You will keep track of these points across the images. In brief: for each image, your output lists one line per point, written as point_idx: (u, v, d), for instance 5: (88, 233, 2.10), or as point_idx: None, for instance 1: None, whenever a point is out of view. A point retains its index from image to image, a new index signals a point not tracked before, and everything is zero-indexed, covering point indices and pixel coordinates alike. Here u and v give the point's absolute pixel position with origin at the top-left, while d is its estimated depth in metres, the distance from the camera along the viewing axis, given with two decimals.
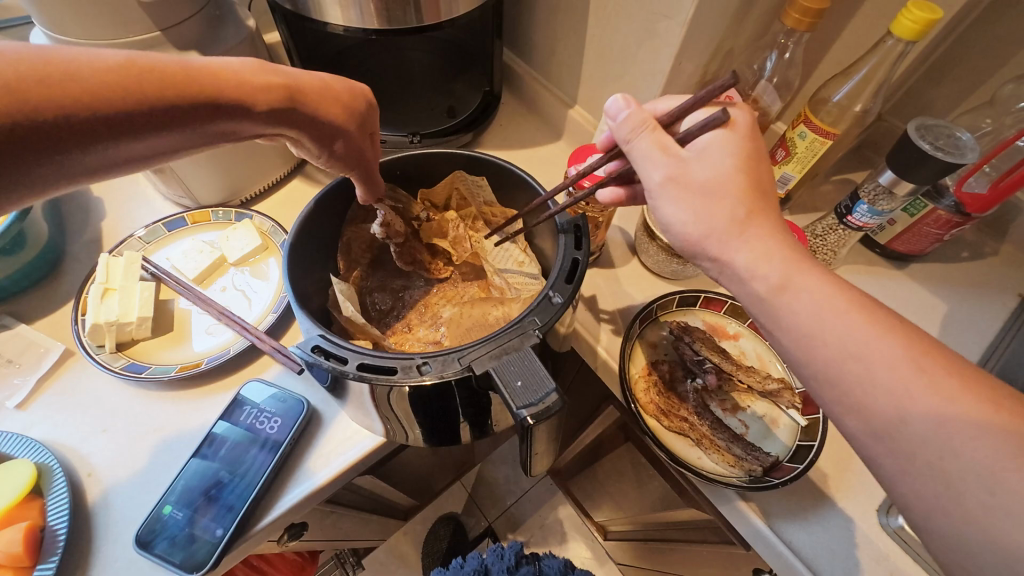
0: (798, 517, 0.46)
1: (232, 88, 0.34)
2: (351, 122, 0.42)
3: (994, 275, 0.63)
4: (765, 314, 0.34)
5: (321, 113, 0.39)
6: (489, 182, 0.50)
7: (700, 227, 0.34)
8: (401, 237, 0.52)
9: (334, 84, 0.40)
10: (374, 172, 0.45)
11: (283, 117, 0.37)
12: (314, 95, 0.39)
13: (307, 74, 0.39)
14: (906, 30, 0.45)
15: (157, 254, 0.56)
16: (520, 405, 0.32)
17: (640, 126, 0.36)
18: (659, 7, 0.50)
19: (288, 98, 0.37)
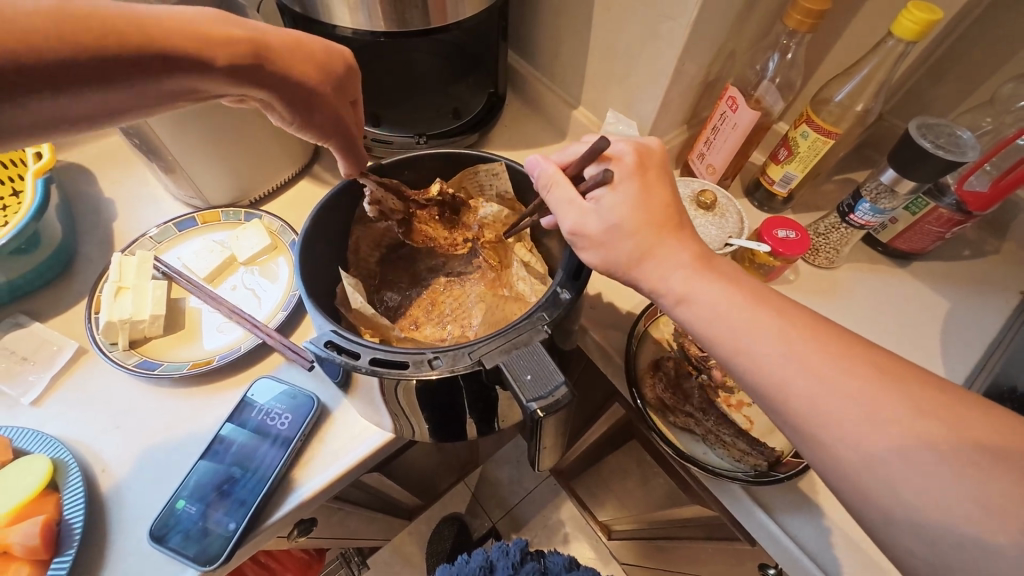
0: (805, 513, 0.46)
1: (191, 42, 0.34)
2: (324, 84, 0.42)
3: (996, 274, 0.64)
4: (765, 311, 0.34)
5: (290, 73, 0.39)
6: (503, 171, 0.50)
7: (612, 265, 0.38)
8: (399, 214, 0.52)
9: (304, 42, 0.41)
10: (355, 142, 0.46)
11: (251, 78, 0.37)
12: (282, 54, 0.39)
13: (275, 31, 0.39)
14: (907, 31, 0.45)
15: (168, 254, 0.56)
16: (531, 398, 0.33)
17: (546, 183, 0.40)
18: (662, 8, 0.51)
19: (255, 58, 0.37)
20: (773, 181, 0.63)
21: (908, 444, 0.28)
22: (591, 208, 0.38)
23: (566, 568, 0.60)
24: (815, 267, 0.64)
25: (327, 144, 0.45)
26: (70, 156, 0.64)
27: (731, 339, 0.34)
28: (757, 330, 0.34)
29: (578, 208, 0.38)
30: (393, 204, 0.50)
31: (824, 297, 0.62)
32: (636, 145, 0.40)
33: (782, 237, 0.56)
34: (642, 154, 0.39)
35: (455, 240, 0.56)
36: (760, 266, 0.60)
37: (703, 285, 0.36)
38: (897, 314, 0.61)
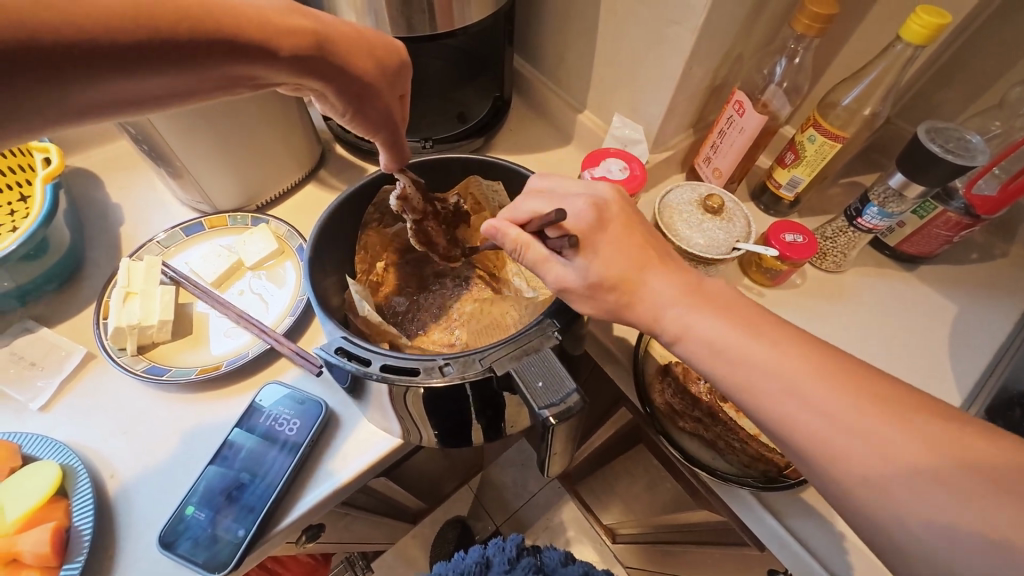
0: (814, 518, 0.46)
1: (256, 29, 0.33)
2: (378, 76, 0.42)
3: (1004, 278, 0.64)
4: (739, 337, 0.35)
5: (349, 66, 0.39)
6: (504, 186, 0.51)
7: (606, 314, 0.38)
8: (419, 214, 0.50)
9: (365, 33, 0.40)
10: (400, 136, 0.46)
11: (311, 69, 0.37)
12: (343, 46, 0.39)
13: (337, 22, 0.39)
14: (915, 35, 0.45)
15: (176, 258, 0.56)
16: (542, 405, 0.33)
17: (515, 246, 0.39)
18: (670, 13, 0.51)
19: (316, 49, 0.37)
20: (780, 185, 0.63)
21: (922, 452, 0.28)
22: (566, 268, 0.38)
23: (562, 563, 0.61)
24: (822, 271, 0.64)
25: (373, 138, 0.45)
26: (78, 161, 0.64)
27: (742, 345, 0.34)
28: None
29: (554, 267, 0.38)
30: (417, 203, 0.49)
31: (832, 301, 0.62)
32: (589, 197, 0.39)
33: (789, 241, 0.56)
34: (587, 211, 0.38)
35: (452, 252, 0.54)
36: (767, 271, 0.60)
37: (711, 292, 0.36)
38: (906, 319, 0.61)
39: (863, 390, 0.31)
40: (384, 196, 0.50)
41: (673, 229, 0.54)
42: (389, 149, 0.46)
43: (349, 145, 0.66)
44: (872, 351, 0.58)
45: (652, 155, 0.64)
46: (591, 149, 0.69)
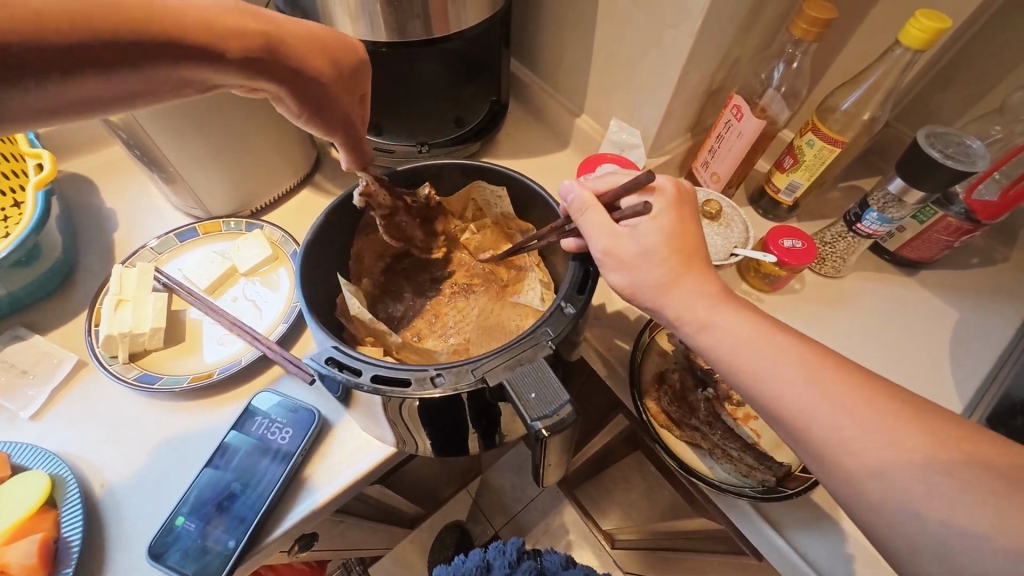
0: (813, 528, 0.46)
1: (201, 30, 0.33)
2: (337, 80, 0.41)
3: (1006, 283, 0.63)
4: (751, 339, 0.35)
5: (307, 69, 0.39)
6: (508, 194, 0.50)
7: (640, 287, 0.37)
8: (387, 211, 0.48)
9: (317, 33, 0.40)
10: (362, 139, 0.46)
11: (266, 72, 0.37)
12: (295, 46, 0.38)
13: (289, 22, 0.38)
14: (914, 39, 0.45)
15: (169, 264, 0.56)
16: (535, 417, 0.32)
17: (582, 205, 0.39)
18: (666, 17, 0.50)
19: (270, 52, 0.37)
20: (778, 190, 0.62)
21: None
22: (629, 232, 0.37)
23: (563, 566, 0.59)
24: (821, 276, 0.63)
25: (333, 140, 0.45)
26: (72, 166, 0.64)
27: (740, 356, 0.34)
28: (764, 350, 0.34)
29: (615, 231, 0.38)
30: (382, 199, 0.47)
31: (830, 307, 0.61)
32: (674, 181, 0.41)
33: (788, 247, 0.55)
34: (679, 189, 0.40)
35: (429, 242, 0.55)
36: (765, 277, 0.59)
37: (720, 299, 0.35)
38: (906, 324, 0.60)
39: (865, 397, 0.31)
40: None
41: None
42: (352, 154, 0.46)
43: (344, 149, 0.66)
44: (872, 357, 0.57)
45: (650, 160, 0.64)
46: (588, 153, 0.69)
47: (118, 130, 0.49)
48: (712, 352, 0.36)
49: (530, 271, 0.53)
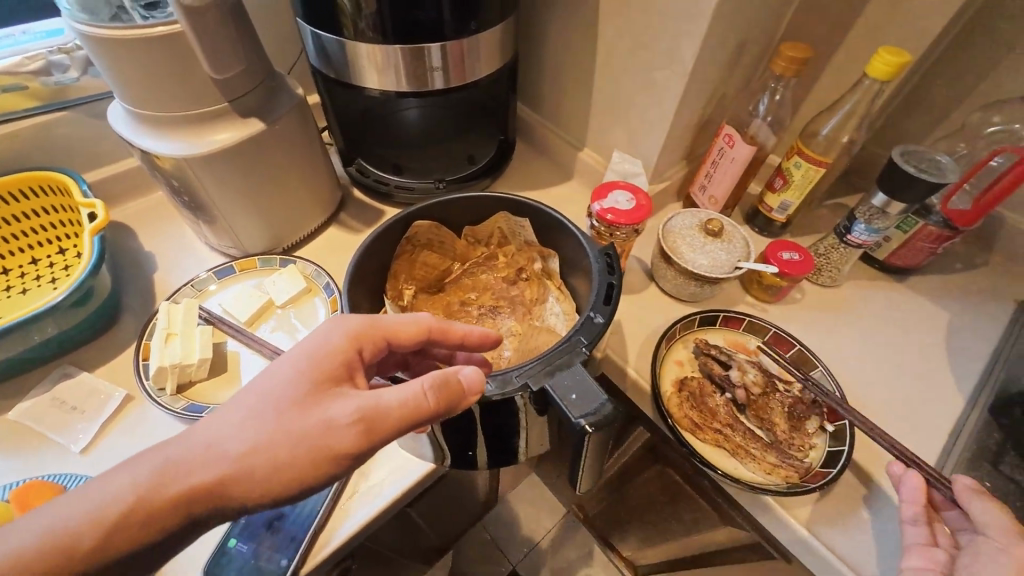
0: (837, 523, 0.47)
1: (262, 472, 0.34)
2: (307, 451, 0.34)
3: (989, 283, 0.68)
4: (183, 446, 0.34)
5: (246, 487, 0.33)
6: (531, 223, 0.56)
7: (240, 431, 0.34)
8: (760, 388, 0.53)
9: (293, 449, 0.34)
10: (371, 412, 0.36)
11: (299, 446, 0.34)
12: (254, 475, 0.34)
13: (248, 449, 0.34)
14: (879, 71, 0.51)
15: (210, 300, 0.59)
16: (578, 414, 0.35)
17: None
18: (659, 61, 0.57)
19: (365, 445, 0.35)
20: (771, 208, 0.68)
21: (223, 433, 0.34)
22: None
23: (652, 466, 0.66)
24: (818, 286, 0.67)
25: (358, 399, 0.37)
26: (114, 212, 0.68)
27: (202, 434, 0.34)
28: (236, 420, 0.35)
29: None
30: (750, 377, 0.53)
31: (831, 312, 0.65)
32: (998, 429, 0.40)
33: (786, 259, 0.59)
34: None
35: (792, 434, 0.51)
36: (768, 289, 0.63)
37: (255, 415, 0.35)
38: (905, 323, 0.64)
39: (239, 420, 0.35)
40: (415, 230, 0.55)
41: (676, 251, 0.58)
42: (233, 473, 0.33)
43: (366, 187, 0.74)
44: (875, 357, 0.60)
45: (651, 187, 0.70)
46: (592, 184, 0.75)
47: (170, 176, 0.54)
48: (208, 470, 0.33)
49: (553, 292, 0.56)
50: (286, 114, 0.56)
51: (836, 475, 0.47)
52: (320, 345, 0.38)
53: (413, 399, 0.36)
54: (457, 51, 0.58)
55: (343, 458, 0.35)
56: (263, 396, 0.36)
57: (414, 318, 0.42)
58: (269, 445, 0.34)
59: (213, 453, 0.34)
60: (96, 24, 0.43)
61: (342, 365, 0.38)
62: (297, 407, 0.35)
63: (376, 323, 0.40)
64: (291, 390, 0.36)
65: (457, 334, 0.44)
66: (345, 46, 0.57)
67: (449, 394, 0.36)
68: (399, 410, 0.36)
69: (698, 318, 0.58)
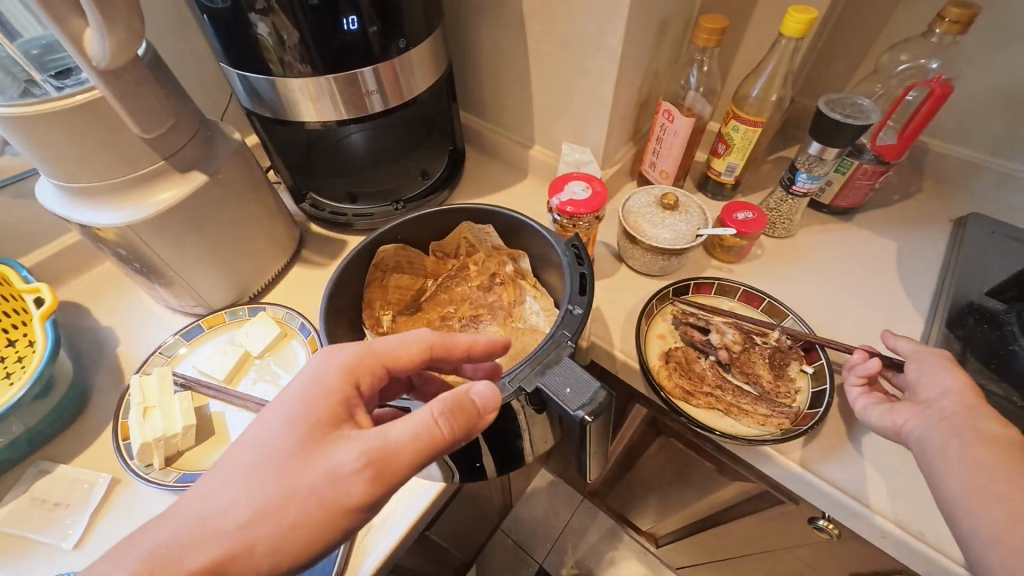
0: (834, 458, 0.50)
1: (270, 538, 0.33)
2: (317, 506, 0.34)
3: (926, 208, 0.73)
4: (179, 526, 0.33)
5: (255, 556, 0.33)
6: (495, 228, 0.56)
7: (241, 498, 0.34)
8: (740, 345, 0.55)
9: (301, 506, 0.34)
10: (380, 451, 0.35)
11: (307, 502, 0.34)
12: (261, 543, 0.33)
13: (252, 516, 0.33)
14: (792, 30, 0.54)
15: (183, 364, 0.57)
16: (576, 406, 0.36)
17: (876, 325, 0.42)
18: (589, 51, 0.59)
19: (378, 486, 0.35)
20: (720, 172, 0.71)
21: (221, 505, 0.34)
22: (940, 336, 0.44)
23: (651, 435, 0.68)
24: (776, 239, 0.71)
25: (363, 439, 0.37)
26: (61, 292, 0.65)
27: (199, 509, 0.34)
28: (234, 488, 0.34)
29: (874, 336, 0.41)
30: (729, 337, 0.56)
31: (792, 261, 0.68)
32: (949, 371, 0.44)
33: (741, 219, 0.62)
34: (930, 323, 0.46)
35: (777, 383, 0.53)
36: (730, 250, 0.66)
37: (253, 479, 0.34)
38: (859, 259, 0.68)
39: (237, 487, 0.34)
40: (382, 256, 0.54)
41: (639, 230, 0.60)
42: (239, 546, 0.32)
43: (323, 220, 0.72)
44: (838, 295, 0.64)
45: (604, 171, 0.71)
46: (547, 178, 0.77)
47: (116, 246, 0.52)
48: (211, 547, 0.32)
49: (529, 291, 0.56)
50: (227, 162, 0.55)
51: (823, 414, 0.49)
52: (314, 388, 0.38)
53: (424, 431, 0.36)
54: (390, 71, 0.58)
55: (358, 506, 0.35)
56: (261, 455, 0.35)
57: (412, 340, 0.41)
58: (274, 506, 0.34)
59: (212, 529, 0.33)
60: (5, 102, 0.41)
61: (341, 405, 0.38)
62: (301, 459, 0.35)
63: (371, 353, 0.40)
64: (292, 441, 0.36)
65: (462, 346, 0.43)
66: (276, 84, 0.56)
67: (460, 416, 0.36)
68: (409, 443, 0.35)
69: (671, 289, 0.60)
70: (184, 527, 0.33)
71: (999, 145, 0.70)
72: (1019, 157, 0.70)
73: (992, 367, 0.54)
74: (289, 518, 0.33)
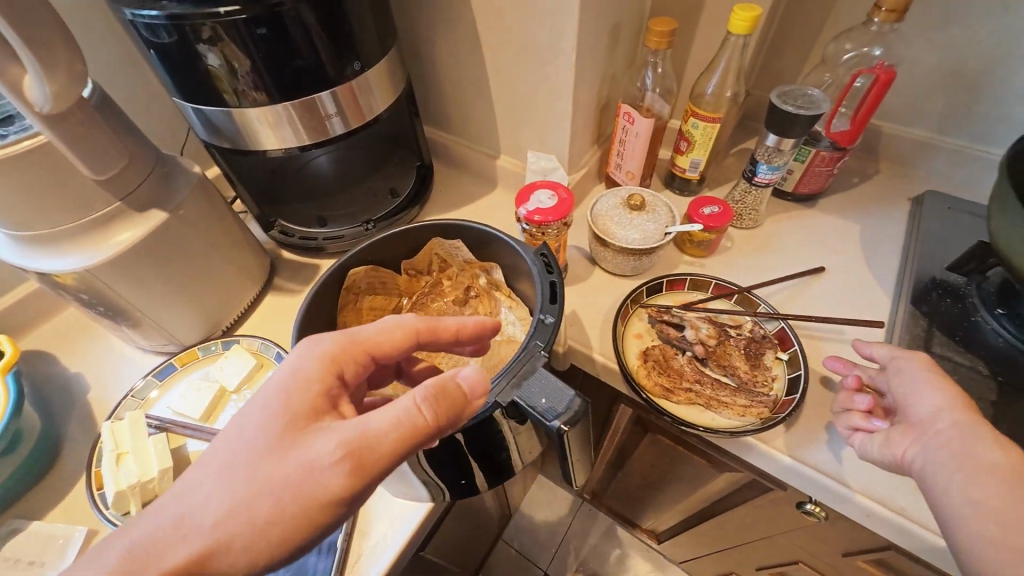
0: (815, 442, 0.51)
1: (247, 533, 0.33)
2: (294, 500, 0.33)
3: (884, 188, 0.76)
4: (157, 523, 0.33)
5: (233, 550, 0.32)
6: (465, 242, 0.56)
7: (219, 492, 0.33)
8: (714, 338, 0.56)
9: (279, 502, 0.33)
10: (360, 441, 0.34)
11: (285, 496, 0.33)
12: (238, 538, 0.33)
13: (229, 511, 0.33)
14: (739, 27, 0.56)
15: (157, 405, 0.56)
16: (552, 417, 0.36)
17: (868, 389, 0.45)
18: (545, 61, 0.59)
19: (358, 479, 0.34)
20: (685, 169, 0.72)
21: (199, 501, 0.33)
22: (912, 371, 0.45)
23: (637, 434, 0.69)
24: (743, 230, 0.72)
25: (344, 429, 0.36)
26: (25, 341, 0.63)
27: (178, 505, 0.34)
28: (212, 482, 0.34)
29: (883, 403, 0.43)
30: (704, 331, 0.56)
31: (761, 250, 0.69)
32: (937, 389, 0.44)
33: (708, 214, 0.63)
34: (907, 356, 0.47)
35: (753, 371, 0.54)
36: (700, 244, 0.67)
37: (231, 473, 0.34)
38: (824, 243, 0.69)
39: (214, 482, 0.34)
40: (353, 279, 0.54)
41: (608, 232, 0.61)
42: (216, 541, 0.32)
43: (294, 246, 0.72)
44: (807, 280, 0.65)
45: (571, 177, 0.72)
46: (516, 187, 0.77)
47: (77, 291, 0.50)
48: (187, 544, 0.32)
49: (504, 302, 0.56)
50: (187, 196, 0.54)
51: (800, 399, 0.50)
52: (292, 378, 0.37)
53: (405, 418, 0.35)
54: (347, 92, 0.58)
55: (338, 500, 0.34)
56: (241, 447, 0.35)
57: (395, 326, 0.41)
58: (252, 501, 0.33)
59: (191, 525, 0.33)
60: None
61: (321, 395, 0.37)
62: (280, 451, 0.34)
63: (354, 341, 0.39)
64: (269, 434, 0.35)
65: (448, 329, 0.43)
66: (233, 115, 0.55)
67: (443, 403, 0.36)
68: (389, 433, 0.35)
69: (645, 289, 0.60)
70: (158, 525, 0.33)
71: (946, 123, 0.73)
72: (965, 134, 0.72)
73: (956, 339, 0.56)
74: (266, 513, 0.33)
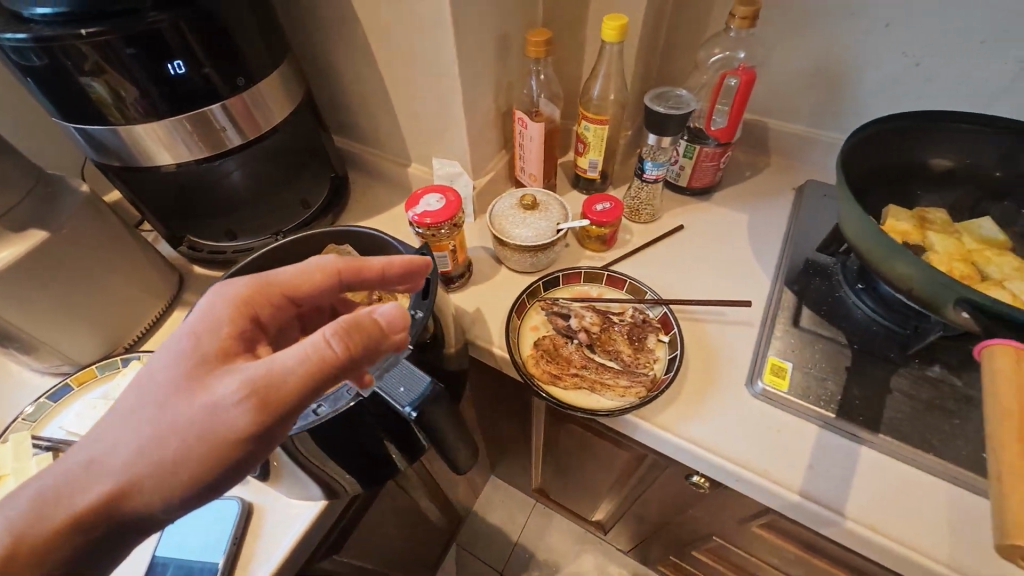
0: (692, 416, 0.54)
1: (154, 475, 0.33)
2: (198, 442, 0.33)
3: (772, 180, 0.81)
4: (69, 468, 0.34)
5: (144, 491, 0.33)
6: (359, 247, 0.58)
7: (126, 436, 0.34)
8: (599, 325, 0.60)
9: (184, 444, 0.33)
10: (266, 380, 0.33)
11: (190, 437, 0.33)
12: (147, 480, 0.33)
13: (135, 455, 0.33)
14: (610, 35, 0.60)
15: (49, 427, 0.55)
16: (404, 403, 0.40)
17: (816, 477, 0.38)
18: (433, 72, 0.62)
19: (263, 420, 0.33)
20: (585, 169, 0.76)
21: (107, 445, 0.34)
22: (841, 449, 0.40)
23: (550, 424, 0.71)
24: (643, 224, 0.76)
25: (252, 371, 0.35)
26: None
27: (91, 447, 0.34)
28: (120, 428, 0.34)
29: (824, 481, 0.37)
30: (590, 319, 0.60)
31: (658, 242, 0.74)
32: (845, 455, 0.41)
33: (599, 210, 0.67)
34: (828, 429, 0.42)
35: (636, 354, 0.58)
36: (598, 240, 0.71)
37: (138, 417, 0.34)
38: (716, 232, 0.74)
39: (122, 426, 0.34)
40: None
41: (504, 231, 0.64)
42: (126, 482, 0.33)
43: (204, 260, 0.72)
44: (698, 268, 0.70)
45: (477, 181, 0.75)
46: None
47: None
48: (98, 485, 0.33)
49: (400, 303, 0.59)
50: (73, 214, 0.54)
51: (674, 377, 0.54)
52: (202, 324, 0.37)
53: (312, 352, 0.34)
54: (239, 105, 0.59)
55: (241, 439, 0.34)
56: (149, 392, 0.35)
57: (314, 266, 0.40)
58: (159, 443, 0.34)
59: (96, 475, 0.33)
60: None
61: (230, 337, 0.37)
62: (183, 395, 0.34)
63: (267, 282, 0.39)
64: (171, 381, 0.35)
65: (374, 267, 0.42)
66: (121, 133, 0.56)
67: (354, 336, 0.34)
68: (295, 370, 0.33)
69: (541, 283, 0.63)
70: (71, 468, 0.34)
71: (819, 119, 0.79)
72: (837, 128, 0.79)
73: (822, 313, 0.61)
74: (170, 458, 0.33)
